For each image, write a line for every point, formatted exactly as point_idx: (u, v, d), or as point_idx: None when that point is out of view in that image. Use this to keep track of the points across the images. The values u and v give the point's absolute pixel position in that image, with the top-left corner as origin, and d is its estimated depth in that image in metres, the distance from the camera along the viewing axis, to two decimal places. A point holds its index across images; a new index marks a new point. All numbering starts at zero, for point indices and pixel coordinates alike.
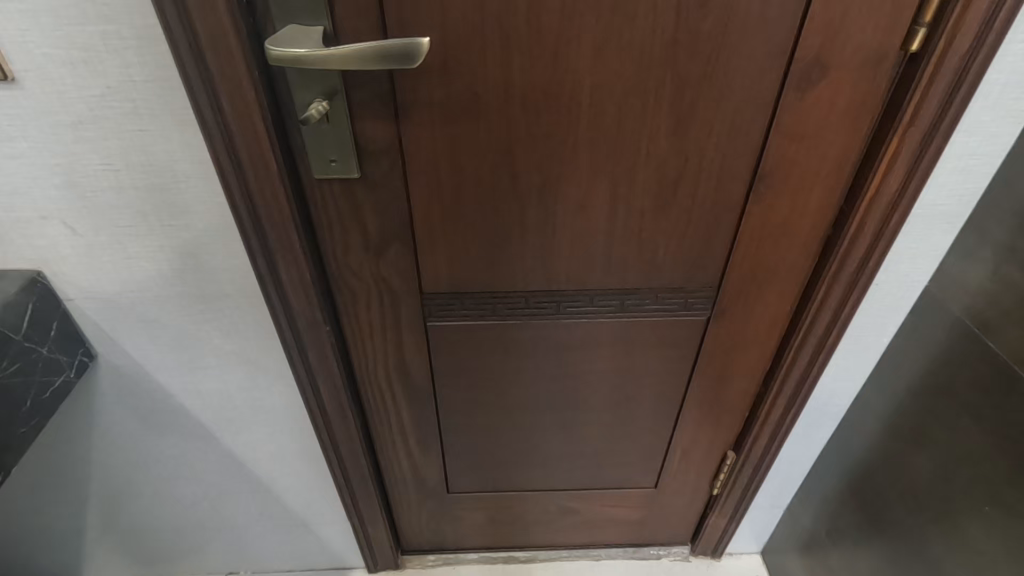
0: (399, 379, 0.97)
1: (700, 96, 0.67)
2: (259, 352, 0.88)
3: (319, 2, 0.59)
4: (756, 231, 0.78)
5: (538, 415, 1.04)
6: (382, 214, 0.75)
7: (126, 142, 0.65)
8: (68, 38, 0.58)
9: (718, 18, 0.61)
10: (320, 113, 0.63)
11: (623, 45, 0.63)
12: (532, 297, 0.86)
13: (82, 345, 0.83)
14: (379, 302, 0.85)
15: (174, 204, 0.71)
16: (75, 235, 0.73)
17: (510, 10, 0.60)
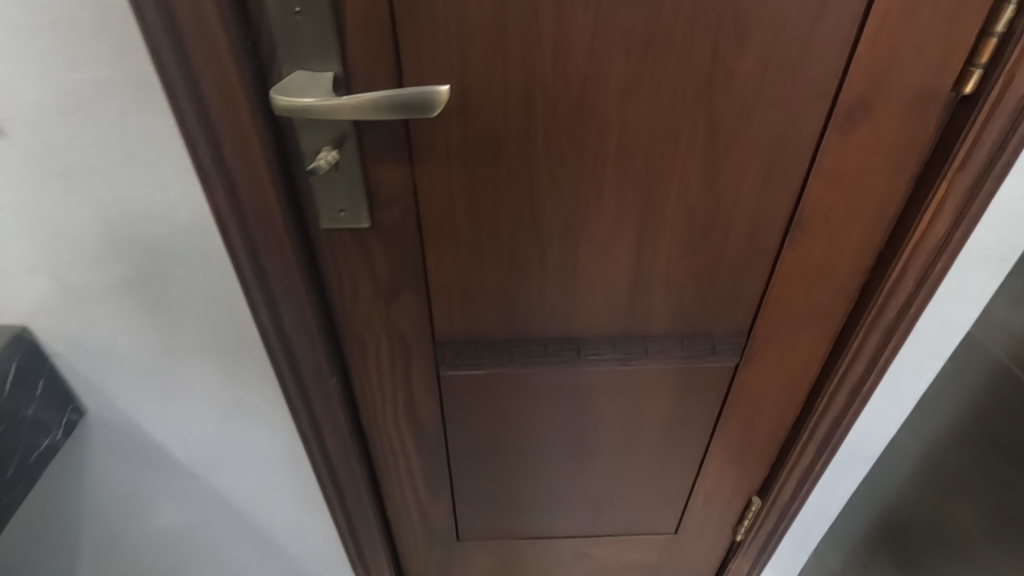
0: (409, 428, 0.91)
1: (736, 138, 0.62)
2: (261, 404, 0.82)
3: (328, 47, 0.54)
4: (791, 275, 0.74)
5: (555, 462, 0.99)
6: (395, 262, 0.70)
7: (120, 193, 0.61)
8: (57, 85, 0.54)
9: (758, 58, 0.57)
10: (329, 162, 0.58)
11: (654, 86, 0.58)
12: (551, 343, 0.81)
13: (71, 401, 0.78)
14: (389, 350, 0.80)
15: (171, 255, 0.66)
16: (64, 288, 0.68)
17: (534, 51, 0.55)
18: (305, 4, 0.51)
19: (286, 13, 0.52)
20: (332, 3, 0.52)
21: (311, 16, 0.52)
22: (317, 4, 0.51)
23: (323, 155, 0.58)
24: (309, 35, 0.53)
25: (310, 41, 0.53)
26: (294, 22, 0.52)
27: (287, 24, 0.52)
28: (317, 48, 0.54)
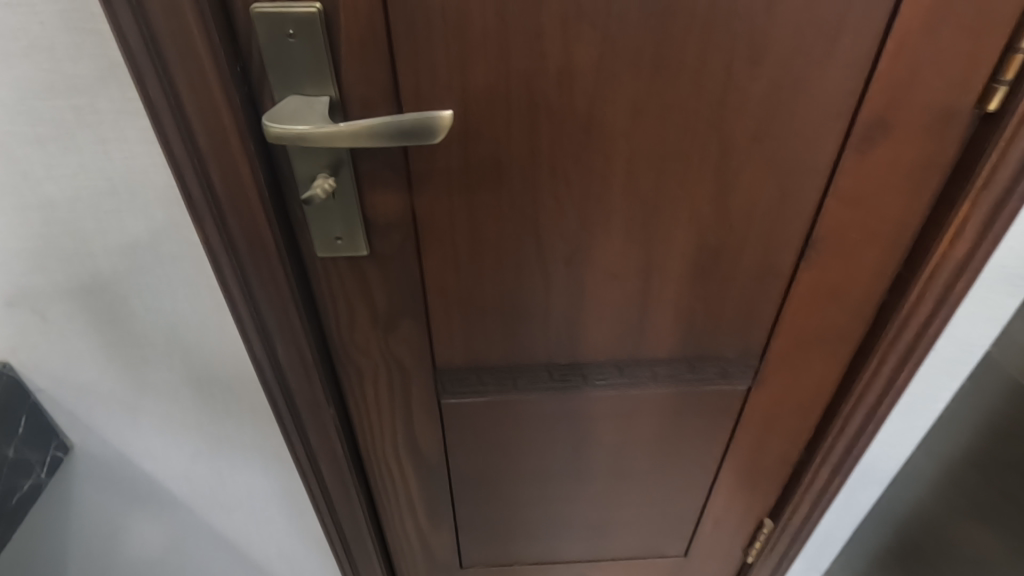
0: (410, 458, 0.87)
1: (749, 159, 0.60)
2: (255, 436, 0.79)
3: (322, 70, 0.50)
4: (805, 297, 0.71)
5: (561, 487, 0.95)
6: (393, 290, 0.66)
7: (103, 224, 0.58)
8: (34, 113, 0.51)
9: (773, 77, 0.54)
10: (326, 190, 0.55)
11: (664, 107, 0.56)
12: (557, 370, 0.78)
13: (55, 437, 0.74)
14: (388, 380, 0.76)
15: (158, 286, 0.63)
16: (46, 321, 0.65)
17: (539, 74, 0.53)
18: (298, 27, 0.48)
19: (278, 37, 0.48)
20: (326, 26, 0.48)
21: (305, 40, 0.49)
22: (311, 27, 0.48)
23: (319, 183, 0.55)
24: (302, 60, 0.50)
25: (303, 65, 0.50)
26: (286, 46, 0.49)
27: (278, 48, 0.49)
28: (311, 72, 0.50)
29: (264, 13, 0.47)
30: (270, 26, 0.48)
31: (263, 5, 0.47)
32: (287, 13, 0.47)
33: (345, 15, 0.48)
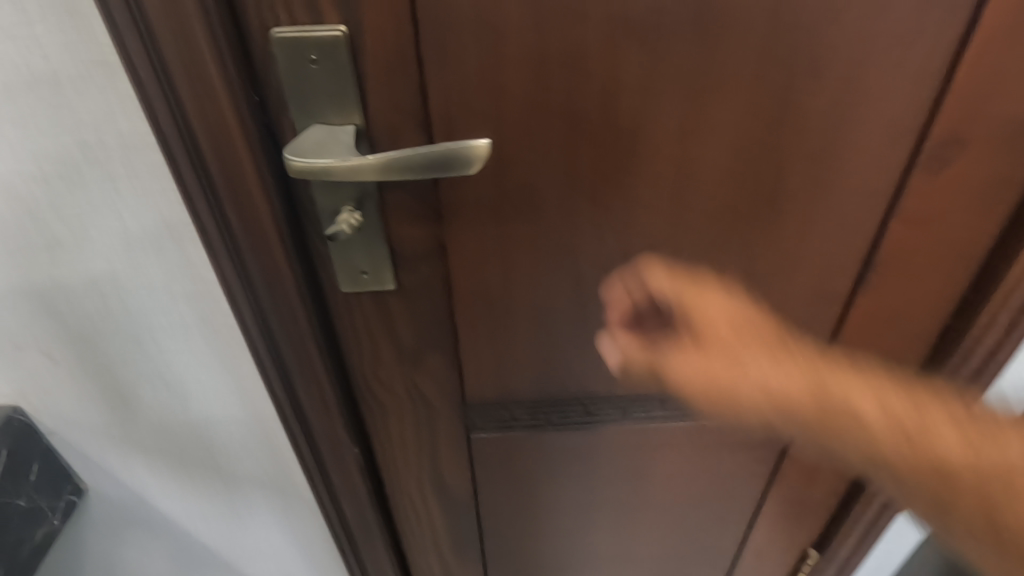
0: (436, 497, 0.81)
1: (805, 180, 0.55)
2: (276, 476, 0.74)
3: (347, 98, 0.46)
4: (861, 323, 0.66)
5: (594, 520, 0.90)
6: (421, 326, 0.62)
7: (115, 265, 0.54)
8: (39, 150, 0.47)
9: (836, 93, 0.50)
10: (352, 224, 0.51)
11: (715, 128, 0.51)
12: (593, 404, 0.73)
13: (68, 481, 0.71)
14: (414, 418, 0.71)
15: (173, 326, 0.59)
16: (57, 364, 0.62)
17: (581, 95, 0.48)
18: (320, 52, 0.44)
19: (298, 63, 0.44)
20: (351, 50, 0.44)
21: (328, 65, 0.45)
22: (335, 52, 0.44)
23: (346, 216, 0.51)
24: (325, 86, 0.46)
25: (326, 93, 0.46)
26: (307, 72, 0.45)
27: (299, 75, 0.45)
28: (334, 99, 0.46)
29: (285, 38, 0.44)
30: (291, 53, 0.44)
31: (284, 30, 0.43)
32: (309, 38, 0.43)
33: (372, 38, 0.44)
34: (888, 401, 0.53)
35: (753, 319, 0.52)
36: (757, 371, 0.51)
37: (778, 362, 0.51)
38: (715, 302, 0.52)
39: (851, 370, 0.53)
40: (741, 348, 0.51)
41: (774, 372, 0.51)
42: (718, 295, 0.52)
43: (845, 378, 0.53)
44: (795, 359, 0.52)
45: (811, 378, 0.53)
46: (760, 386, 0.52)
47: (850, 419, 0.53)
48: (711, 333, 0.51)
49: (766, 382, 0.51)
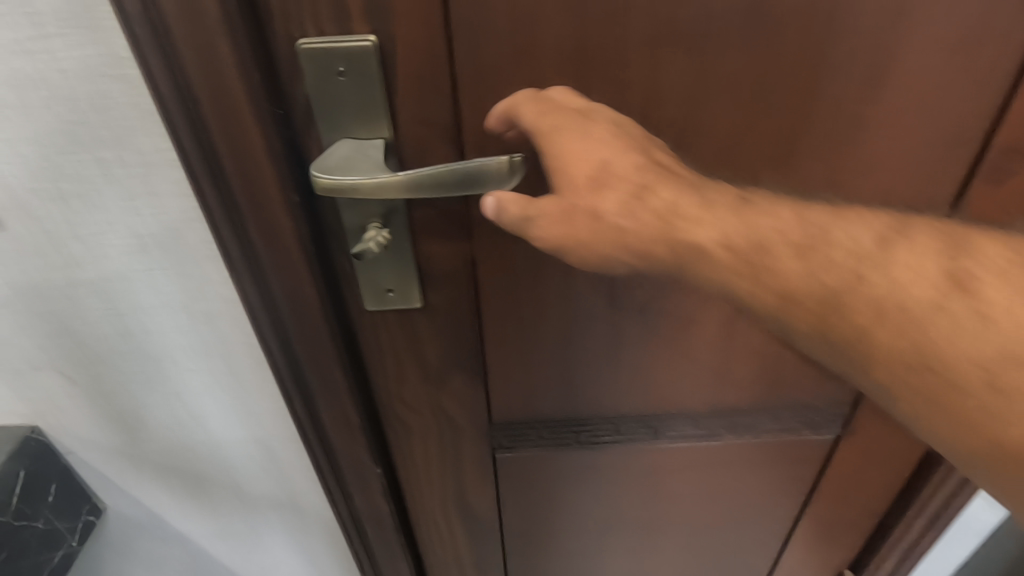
0: (460, 516, 0.79)
1: (857, 194, 0.51)
2: (296, 496, 0.72)
3: (376, 112, 0.44)
4: None
5: (621, 540, 0.87)
6: (447, 344, 0.60)
7: (134, 284, 0.53)
8: (57, 168, 0.46)
9: (893, 101, 0.46)
10: (380, 242, 0.48)
11: (762, 140, 0.48)
12: (624, 423, 0.70)
13: (86, 501, 0.70)
14: (438, 437, 0.69)
15: (194, 345, 0.57)
16: (74, 385, 0.60)
17: (622, 106, 0.46)
18: (349, 63, 0.42)
19: (326, 75, 0.42)
20: (381, 62, 0.42)
21: (356, 77, 0.42)
22: (364, 63, 0.42)
23: (373, 235, 0.48)
24: (353, 99, 0.43)
25: (354, 106, 0.44)
26: (335, 85, 0.43)
27: (326, 88, 0.43)
28: (363, 114, 0.44)
29: (312, 49, 0.41)
30: (318, 65, 0.42)
31: (311, 42, 0.41)
32: (337, 48, 0.41)
33: (403, 49, 0.42)
34: (742, 233, 0.43)
35: (622, 167, 0.42)
36: (622, 223, 0.42)
37: (646, 200, 0.42)
38: (582, 143, 0.42)
39: (710, 207, 0.43)
40: (605, 195, 0.42)
41: (637, 226, 0.42)
42: (587, 136, 0.42)
43: (701, 208, 0.43)
44: (652, 198, 0.42)
45: (681, 240, 0.43)
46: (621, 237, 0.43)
47: (700, 258, 0.43)
48: (575, 198, 0.42)
49: (629, 241, 0.43)
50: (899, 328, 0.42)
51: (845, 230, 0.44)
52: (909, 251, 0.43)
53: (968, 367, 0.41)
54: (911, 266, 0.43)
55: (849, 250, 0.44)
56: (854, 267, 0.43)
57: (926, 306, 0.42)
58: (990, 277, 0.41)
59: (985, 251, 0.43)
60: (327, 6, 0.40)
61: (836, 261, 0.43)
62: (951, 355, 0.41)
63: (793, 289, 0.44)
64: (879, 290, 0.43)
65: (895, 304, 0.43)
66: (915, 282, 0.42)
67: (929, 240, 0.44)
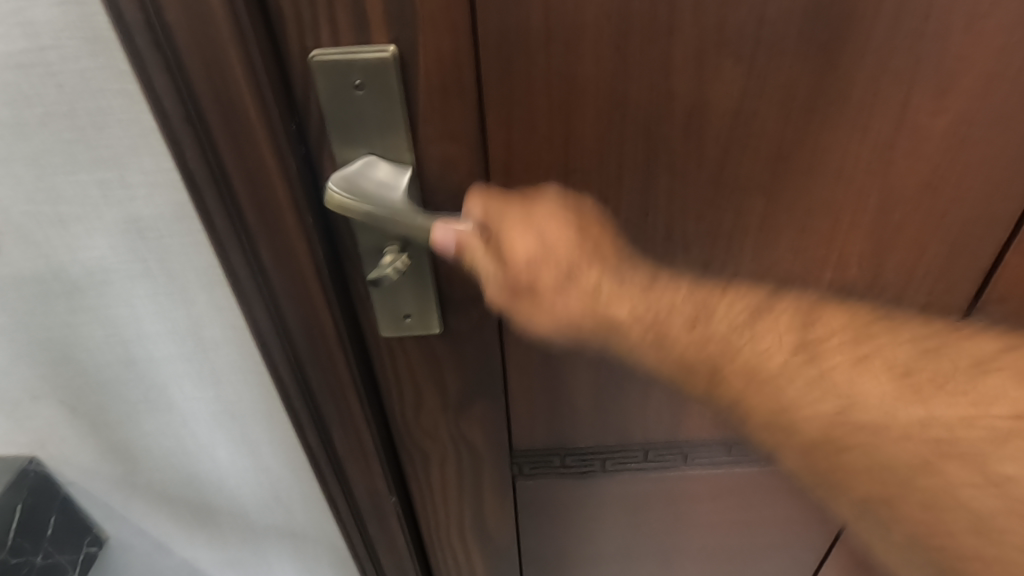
0: (478, 546, 0.75)
1: (918, 212, 0.46)
2: (308, 524, 0.69)
3: (395, 125, 0.41)
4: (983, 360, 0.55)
5: (645, 569, 0.83)
6: (467, 370, 0.56)
7: (136, 310, 0.49)
8: (54, 190, 0.42)
9: (963, 111, 0.42)
10: (399, 267, 0.44)
11: (816, 151, 0.43)
12: (653, 450, 0.66)
13: (87, 533, 0.67)
14: (457, 466, 0.65)
15: (200, 372, 0.54)
16: (74, 414, 0.57)
17: (663, 115, 0.42)
18: (366, 74, 0.38)
19: (342, 88, 0.39)
20: (401, 72, 0.39)
21: (375, 89, 0.39)
22: (383, 74, 0.38)
23: (393, 259, 0.45)
24: (371, 114, 0.40)
25: (372, 122, 0.40)
26: (351, 98, 0.39)
27: (342, 102, 0.39)
28: (381, 128, 0.41)
29: (327, 61, 0.38)
30: (334, 76, 0.38)
31: (326, 51, 0.38)
32: (353, 59, 0.38)
33: (426, 58, 0.38)
34: (649, 307, 0.41)
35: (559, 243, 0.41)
36: (558, 301, 0.41)
37: (575, 281, 0.41)
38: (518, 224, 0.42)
39: (628, 285, 0.41)
40: (543, 271, 0.41)
41: (566, 303, 0.41)
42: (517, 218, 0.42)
43: (616, 285, 0.41)
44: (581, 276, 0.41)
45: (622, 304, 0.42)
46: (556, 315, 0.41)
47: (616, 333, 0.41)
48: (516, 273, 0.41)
49: (560, 321, 0.42)
50: (786, 385, 0.41)
51: (723, 298, 0.42)
52: (772, 320, 0.42)
53: (815, 428, 0.40)
54: (772, 332, 0.41)
55: (722, 321, 0.41)
56: (725, 335, 0.41)
57: (785, 370, 0.41)
58: (834, 339, 0.41)
59: (833, 316, 0.42)
60: (346, 12, 0.37)
61: (712, 330, 0.41)
62: (807, 421, 0.40)
63: (683, 361, 0.41)
64: (749, 356, 0.41)
65: (760, 374, 0.41)
66: (776, 346, 0.41)
67: (789, 307, 0.42)
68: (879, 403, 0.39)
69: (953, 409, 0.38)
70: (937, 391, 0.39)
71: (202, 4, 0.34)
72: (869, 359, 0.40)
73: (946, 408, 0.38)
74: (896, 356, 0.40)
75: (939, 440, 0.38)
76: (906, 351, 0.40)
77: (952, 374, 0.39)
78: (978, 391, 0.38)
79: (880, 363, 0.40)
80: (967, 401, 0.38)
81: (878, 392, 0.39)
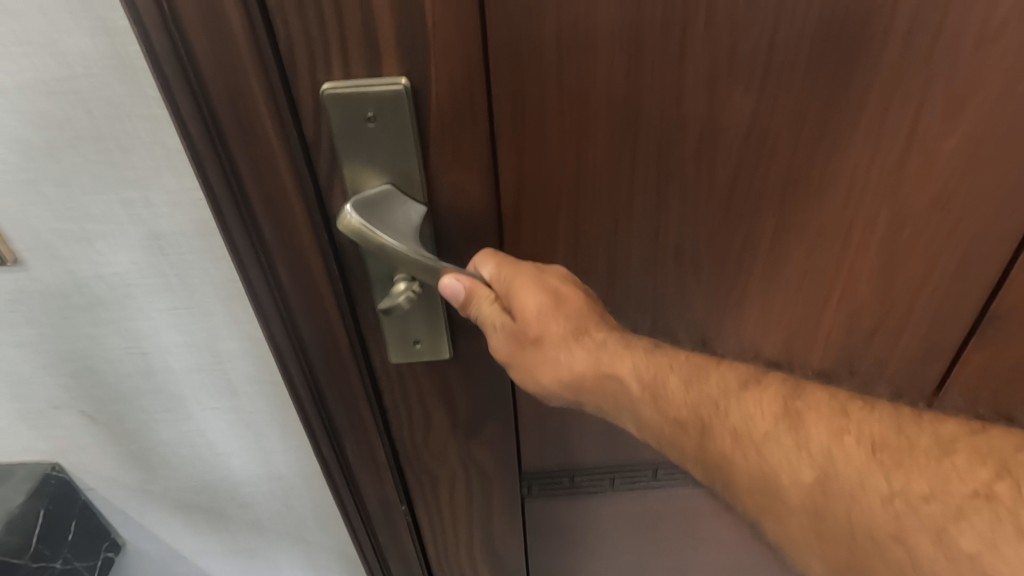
0: (487, 565, 0.74)
1: (927, 230, 0.47)
2: (318, 531, 0.70)
3: (408, 153, 0.41)
4: (983, 377, 0.55)
5: None
6: (476, 395, 0.56)
7: (157, 323, 0.51)
8: (81, 209, 0.44)
9: (971, 133, 0.42)
10: (411, 296, 0.45)
11: (826, 172, 0.44)
12: (662, 468, 0.68)
13: (105, 539, 0.69)
14: (466, 489, 0.64)
15: (218, 383, 0.55)
16: (95, 424, 0.59)
17: (674, 137, 0.42)
18: (378, 107, 0.39)
19: (354, 121, 0.40)
20: (413, 103, 0.40)
21: (387, 122, 0.40)
22: (396, 107, 0.39)
23: (405, 288, 0.45)
24: (383, 145, 0.41)
25: (385, 153, 0.41)
26: (364, 130, 0.40)
27: (354, 134, 0.40)
28: (393, 157, 0.42)
29: (338, 94, 0.39)
30: (347, 109, 0.39)
31: (337, 85, 0.38)
32: (365, 92, 0.38)
33: (439, 90, 0.39)
34: (650, 368, 0.44)
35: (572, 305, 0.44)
36: (559, 356, 0.45)
37: (581, 337, 0.44)
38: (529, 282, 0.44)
39: (633, 347, 0.44)
40: (551, 326, 0.44)
41: (569, 359, 0.45)
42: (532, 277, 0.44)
43: (620, 347, 0.44)
44: (588, 338, 0.44)
45: (631, 351, 0.44)
46: (559, 370, 0.45)
47: (616, 386, 0.44)
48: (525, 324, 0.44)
49: (562, 376, 0.45)
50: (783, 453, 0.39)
51: (720, 366, 0.44)
52: (759, 390, 0.42)
53: (809, 471, 0.38)
54: (758, 404, 0.41)
55: (714, 384, 0.43)
56: (714, 398, 0.42)
57: (770, 438, 0.39)
58: (817, 411, 0.39)
59: (816, 392, 0.41)
60: (358, 46, 0.37)
61: (705, 393, 0.42)
62: (790, 487, 0.38)
63: (678, 418, 0.43)
64: (737, 421, 0.41)
65: (749, 436, 0.40)
66: (761, 414, 0.40)
67: (775, 380, 0.42)
68: (850, 468, 0.37)
69: (941, 492, 0.34)
70: (909, 464, 0.36)
71: (226, 37, 0.35)
72: (847, 433, 0.38)
73: (929, 487, 0.34)
74: (874, 430, 0.38)
75: (913, 514, 0.34)
76: (884, 425, 0.38)
77: (932, 452, 0.36)
78: (968, 473, 0.34)
79: (857, 437, 0.38)
80: (953, 483, 0.34)
81: (849, 462, 0.37)
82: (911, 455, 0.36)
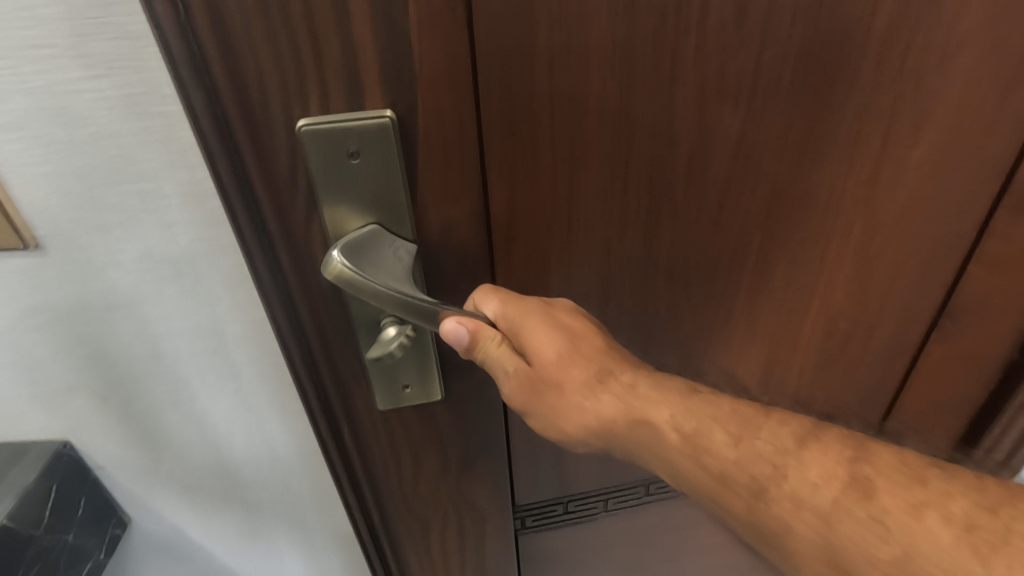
0: None
1: (896, 236, 0.50)
2: (315, 512, 0.72)
3: (396, 184, 0.42)
4: (935, 371, 0.60)
5: None
6: (467, 429, 0.58)
7: (168, 308, 0.54)
8: (99, 199, 0.47)
9: (934, 145, 0.46)
10: (403, 343, 0.46)
11: (807, 186, 0.47)
12: (653, 485, 0.72)
13: (113, 516, 0.72)
14: (456, 526, 0.65)
15: (223, 366, 0.58)
16: (105, 405, 0.62)
17: (670, 152, 0.44)
18: (361, 143, 0.39)
19: (337, 157, 0.40)
20: (399, 135, 0.40)
21: (370, 156, 0.40)
22: (379, 140, 0.39)
23: (396, 333, 0.46)
24: (367, 180, 0.41)
25: (370, 189, 0.41)
26: (347, 167, 0.40)
27: (336, 170, 0.40)
28: (377, 191, 0.42)
29: (317, 131, 0.38)
30: (327, 145, 0.39)
31: (315, 121, 0.38)
32: (348, 127, 0.38)
33: (427, 122, 0.40)
34: (692, 422, 0.45)
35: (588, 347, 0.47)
36: (584, 403, 0.47)
37: (605, 385, 0.47)
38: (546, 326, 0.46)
39: (672, 396, 0.47)
40: (571, 370, 0.46)
41: (594, 405, 0.47)
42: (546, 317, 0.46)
43: (652, 394, 0.46)
44: (614, 381, 0.47)
45: (670, 405, 0.46)
46: (585, 416, 0.47)
47: (652, 435, 0.46)
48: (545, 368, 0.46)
49: (588, 423, 0.47)
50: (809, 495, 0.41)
51: (770, 419, 0.46)
52: (821, 448, 0.43)
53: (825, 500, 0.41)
54: (818, 463, 0.42)
55: (769, 443, 0.44)
56: (770, 457, 0.43)
57: (838, 508, 0.40)
58: (890, 479, 0.40)
59: (886, 458, 0.41)
60: (338, 80, 0.37)
61: (757, 449, 0.44)
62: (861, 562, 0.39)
63: (727, 478, 0.44)
64: (798, 489, 0.42)
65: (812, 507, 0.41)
66: (826, 482, 0.41)
67: (838, 441, 0.43)
68: (938, 551, 0.36)
69: None
70: (1009, 551, 0.35)
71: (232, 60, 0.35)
72: (927, 508, 0.38)
73: None
74: (963, 508, 0.37)
75: None
76: (981, 504, 0.37)
77: None
78: None
79: (941, 513, 0.37)
80: None
81: (939, 548, 0.36)
82: (1010, 543, 0.35)
